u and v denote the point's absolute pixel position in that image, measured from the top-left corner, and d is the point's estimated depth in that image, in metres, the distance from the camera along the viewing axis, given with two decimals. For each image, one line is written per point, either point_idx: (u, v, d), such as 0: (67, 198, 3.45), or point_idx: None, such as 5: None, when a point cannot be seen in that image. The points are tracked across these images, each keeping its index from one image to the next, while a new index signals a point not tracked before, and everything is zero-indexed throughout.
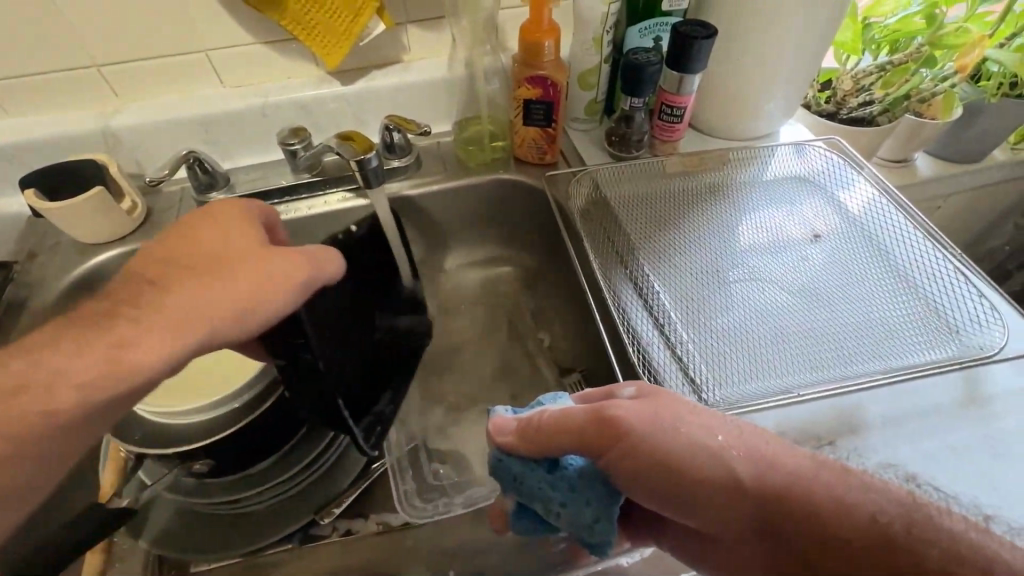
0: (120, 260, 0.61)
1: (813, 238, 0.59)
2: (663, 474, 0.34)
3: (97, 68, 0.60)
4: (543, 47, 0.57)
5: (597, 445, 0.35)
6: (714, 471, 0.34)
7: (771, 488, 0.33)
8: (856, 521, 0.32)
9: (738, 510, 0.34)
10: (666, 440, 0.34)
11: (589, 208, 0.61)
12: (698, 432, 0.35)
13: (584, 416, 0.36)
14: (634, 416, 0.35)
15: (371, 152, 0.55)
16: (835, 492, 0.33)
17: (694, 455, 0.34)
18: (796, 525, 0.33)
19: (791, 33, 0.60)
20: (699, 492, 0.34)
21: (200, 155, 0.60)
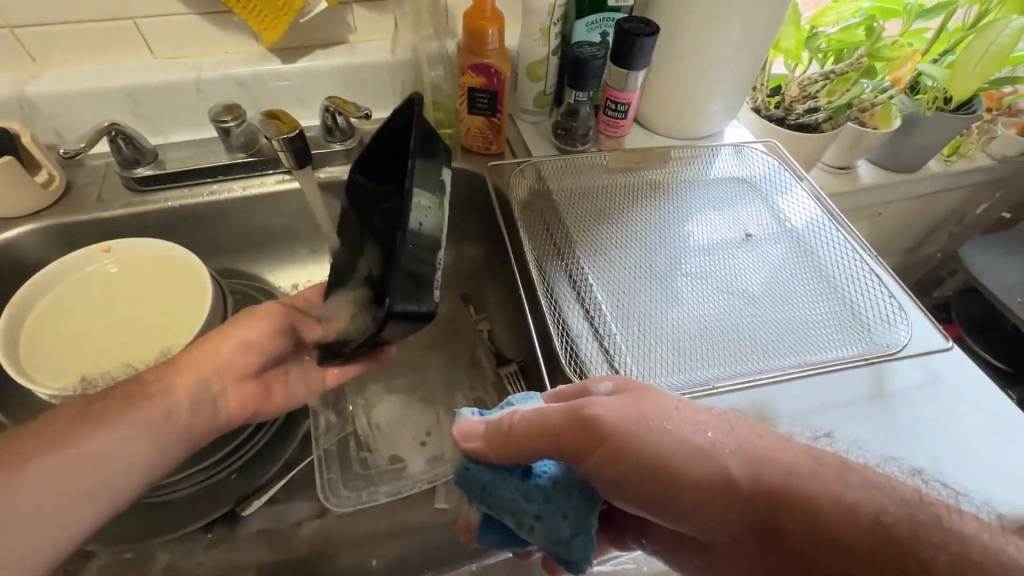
0: (36, 237, 0.57)
1: (745, 237, 0.61)
2: (644, 475, 0.32)
3: (10, 29, 0.56)
4: (487, 34, 0.56)
5: (580, 448, 0.33)
6: (702, 472, 0.32)
7: (765, 487, 0.31)
8: (859, 524, 0.29)
9: (734, 516, 0.31)
10: (650, 440, 0.33)
11: (531, 200, 0.61)
12: (684, 430, 0.33)
13: (567, 413, 0.34)
14: (612, 411, 0.34)
15: (297, 131, 0.51)
16: (833, 490, 0.30)
17: (679, 454, 0.32)
18: (794, 528, 0.30)
19: (733, 33, 0.61)
20: (689, 495, 0.32)
21: (124, 128, 0.57)
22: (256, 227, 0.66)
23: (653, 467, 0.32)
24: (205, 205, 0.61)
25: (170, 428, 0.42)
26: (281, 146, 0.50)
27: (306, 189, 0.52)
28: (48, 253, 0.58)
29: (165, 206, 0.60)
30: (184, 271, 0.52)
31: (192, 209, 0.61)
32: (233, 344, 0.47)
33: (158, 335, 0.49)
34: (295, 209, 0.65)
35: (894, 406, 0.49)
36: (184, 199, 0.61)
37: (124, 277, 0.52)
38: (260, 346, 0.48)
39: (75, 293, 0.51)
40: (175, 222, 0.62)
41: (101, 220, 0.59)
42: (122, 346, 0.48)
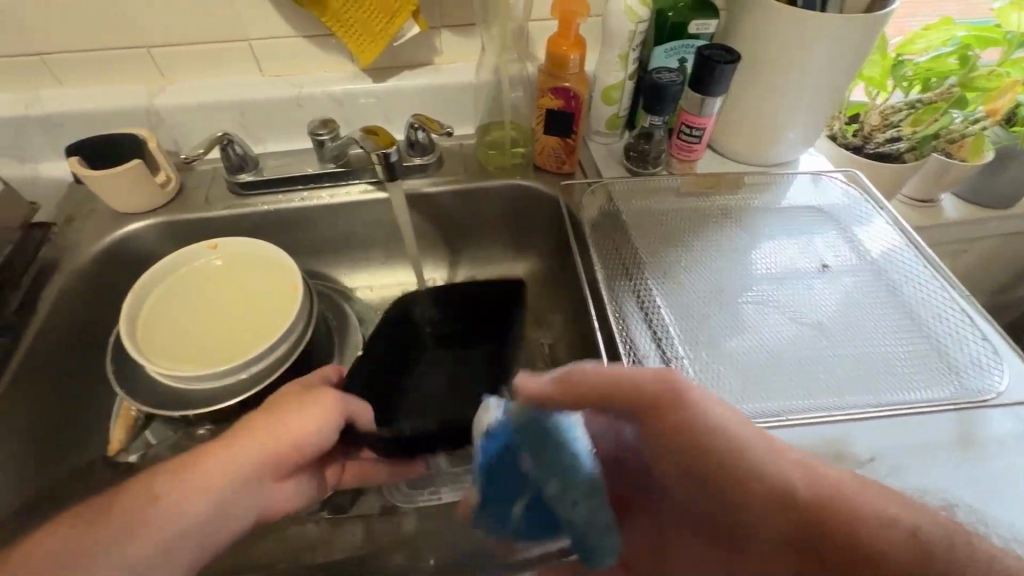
0: (150, 231, 0.64)
1: (822, 268, 0.60)
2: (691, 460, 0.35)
3: (147, 48, 0.64)
4: (569, 60, 0.58)
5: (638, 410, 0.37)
6: (748, 474, 0.34)
7: (823, 498, 0.33)
8: (893, 537, 0.32)
9: (783, 522, 0.34)
10: (723, 439, 0.34)
11: (601, 219, 0.63)
12: (752, 434, 0.35)
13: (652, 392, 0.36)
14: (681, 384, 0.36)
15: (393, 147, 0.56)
16: (878, 508, 0.33)
17: (743, 452, 0.34)
18: (839, 538, 0.32)
19: (817, 60, 0.60)
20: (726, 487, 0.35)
21: (234, 137, 0.63)
22: (337, 233, 0.70)
23: (698, 455, 0.35)
24: (296, 210, 0.67)
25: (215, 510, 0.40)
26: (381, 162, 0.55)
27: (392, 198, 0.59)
28: (159, 246, 0.65)
29: (262, 210, 0.66)
30: (281, 272, 0.56)
31: (284, 213, 0.67)
32: (289, 431, 0.43)
33: (251, 328, 0.53)
34: (373, 218, 0.70)
35: (986, 458, 0.45)
36: (278, 203, 0.66)
37: (228, 272, 0.57)
38: (308, 442, 0.44)
39: (183, 283, 0.56)
40: (270, 224, 0.67)
41: (205, 219, 0.65)
42: (221, 334, 0.53)
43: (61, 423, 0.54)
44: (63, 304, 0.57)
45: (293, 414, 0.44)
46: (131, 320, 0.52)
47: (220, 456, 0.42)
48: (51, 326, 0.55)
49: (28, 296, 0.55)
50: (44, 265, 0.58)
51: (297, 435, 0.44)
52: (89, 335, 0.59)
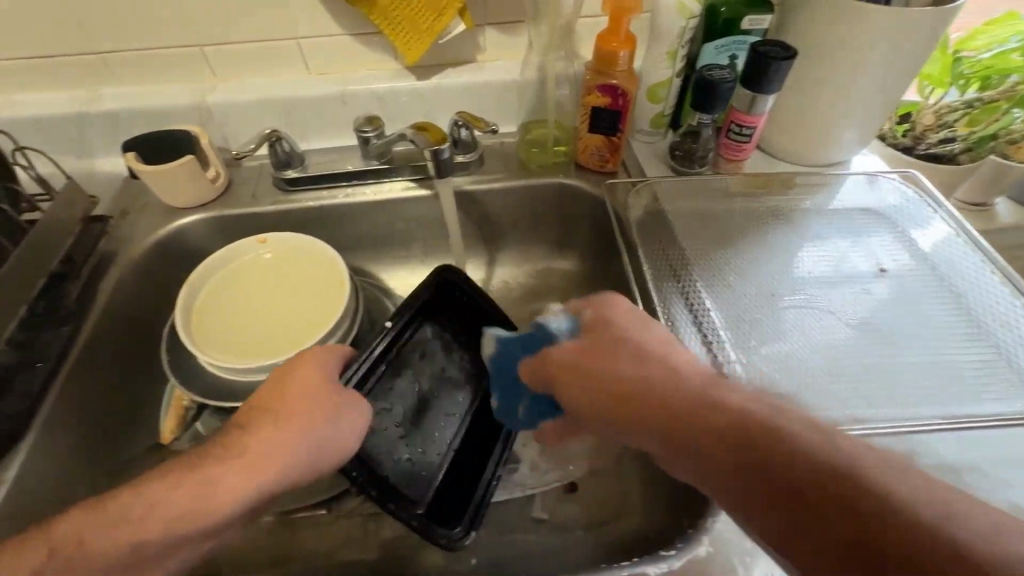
0: (201, 226, 0.65)
1: (878, 271, 0.57)
2: (630, 393, 0.36)
3: (201, 47, 0.65)
4: (619, 57, 0.57)
5: (551, 373, 0.43)
6: (622, 373, 0.38)
7: (676, 403, 0.34)
8: (727, 418, 0.31)
9: (653, 419, 0.35)
10: (598, 368, 0.39)
11: (646, 219, 0.62)
12: (622, 365, 0.38)
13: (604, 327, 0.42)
14: (610, 315, 0.43)
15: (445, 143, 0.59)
16: (725, 404, 0.32)
17: (618, 371, 0.38)
18: (690, 427, 0.33)
19: (878, 56, 0.57)
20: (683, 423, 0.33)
21: (282, 134, 0.64)
22: (378, 229, 0.71)
23: (634, 384, 0.37)
24: (340, 206, 0.67)
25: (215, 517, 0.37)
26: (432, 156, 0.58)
27: (441, 193, 0.62)
28: (210, 241, 0.66)
29: (307, 206, 0.67)
30: (327, 269, 0.56)
31: (328, 210, 0.68)
32: (307, 448, 0.41)
33: (298, 322, 0.53)
34: (415, 216, 0.70)
35: None
36: (322, 200, 0.67)
37: (277, 267, 0.57)
38: (323, 463, 0.41)
39: (234, 277, 0.57)
40: (314, 220, 0.68)
41: (253, 215, 0.66)
42: (267, 327, 0.53)
43: (118, 410, 0.56)
44: (119, 296, 0.58)
45: (309, 429, 0.41)
46: (185, 314, 0.53)
47: (224, 470, 0.39)
48: (108, 317, 0.56)
49: (87, 287, 0.57)
50: (101, 257, 0.59)
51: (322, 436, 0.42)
52: (143, 327, 0.61)
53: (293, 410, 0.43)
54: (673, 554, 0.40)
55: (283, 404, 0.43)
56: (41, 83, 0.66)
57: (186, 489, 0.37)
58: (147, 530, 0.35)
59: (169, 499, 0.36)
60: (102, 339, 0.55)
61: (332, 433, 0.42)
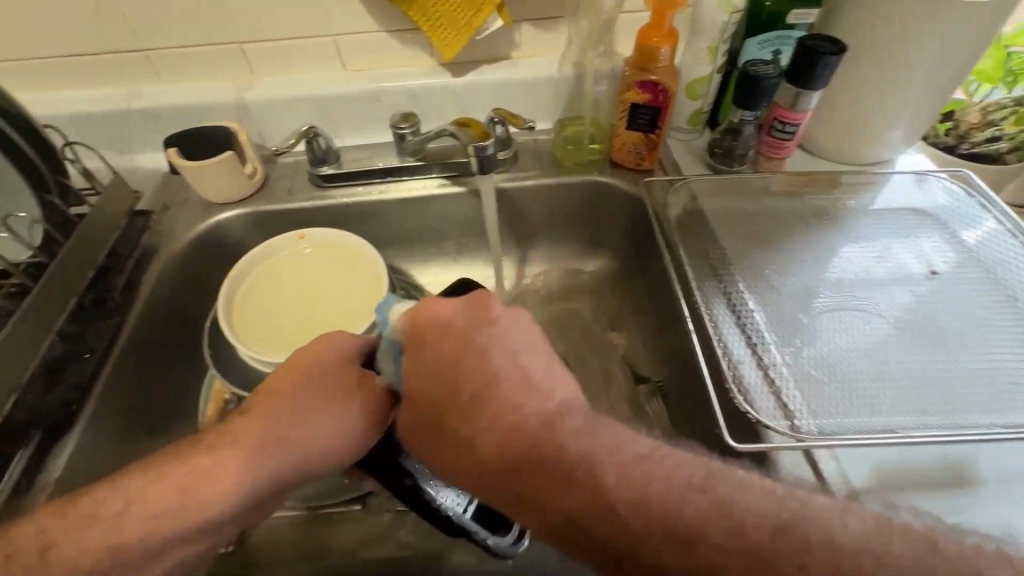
0: (239, 221, 0.66)
1: (930, 273, 0.55)
2: (489, 473, 0.35)
3: (240, 45, 0.66)
4: (660, 53, 0.56)
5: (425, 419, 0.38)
6: (491, 462, 0.35)
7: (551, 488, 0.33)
8: (622, 500, 0.31)
9: (538, 510, 0.33)
10: (466, 449, 0.36)
11: (685, 218, 0.61)
12: (461, 443, 0.36)
13: (431, 354, 0.38)
14: (413, 338, 0.38)
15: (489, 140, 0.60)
16: (615, 483, 0.32)
17: (475, 451, 0.35)
18: (585, 514, 0.32)
19: (933, 51, 0.55)
20: (517, 496, 0.34)
21: (319, 131, 0.64)
22: (411, 226, 0.70)
23: (467, 460, 0.36)
24: (375, 202, 0.67)
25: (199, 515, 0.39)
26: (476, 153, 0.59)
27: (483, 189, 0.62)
28: (247, 236, 0.67)
29: (342, 202, 0.67)
30: (365, 265, 0.57)
31: (362, 206, 0.68)
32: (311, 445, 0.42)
33: (336, 317, 0.53)
34: (448, 213, 0.70)
35: None
36: (357, 196, 0.67)
37: (315, 263, 0.58)
38: (330, 462, 0.43)
39: (273, 272, 0.57)
40: (348, 217, 0.69)
41: (289, 210, 0.66)
42: (307, 322, 0.53)
43: (159, 402, 0.57)
44: (161, 289, 0.59)
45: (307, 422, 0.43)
46: (226, 307, 0.54)
47: (217, 461, 0.41)
48: (150, 309, 0.57)
49: (130, 279, 0.58)
50: (144, 251, 0.61)
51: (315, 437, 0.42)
52: (182, 320, 0.62)
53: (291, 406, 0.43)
54: None
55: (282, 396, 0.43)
56: (86, 79, 0.68)
57: (175, 479, 0.40)
58: (126, 528, 0.38)
59: (150, 496, 0.39)
60: (145, 332, 0.56)
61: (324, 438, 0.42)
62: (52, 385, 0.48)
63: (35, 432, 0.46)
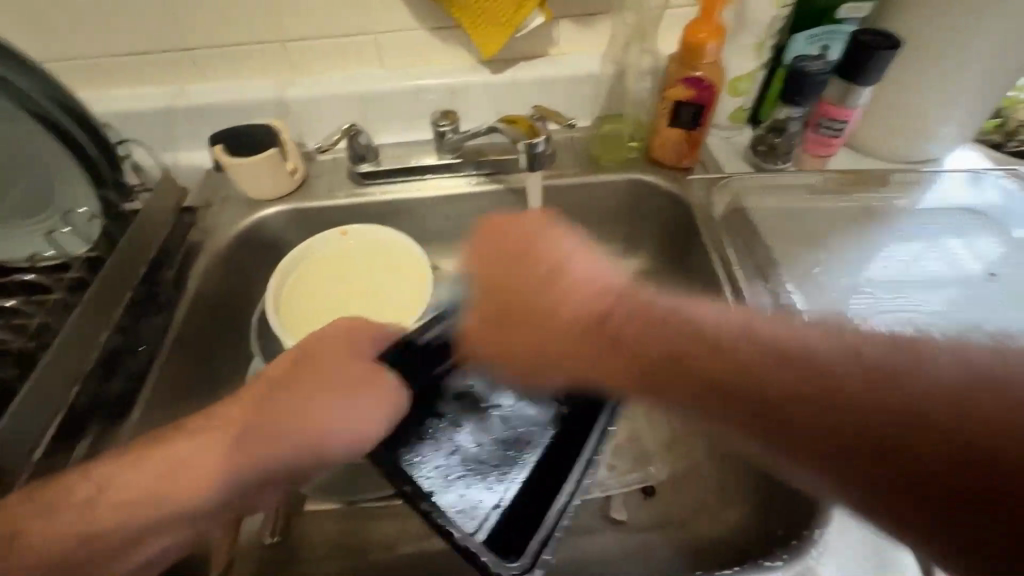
0: (280, 219, 0.67)
1: (986, 273, 0.54)
2: (571, 334, 0.38)
3: (283, 43, 0.67)
4: (706, 48, 0.56)
5: (502, 312, 0.41)
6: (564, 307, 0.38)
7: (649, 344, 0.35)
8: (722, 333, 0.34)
9: (629, 366, 0.35)
10: (558, 311, 0.39)
11: (728, 217, 0.60)
12: (567, 299, 0.39)
13: (498, 259, 0.42)
14: (493, 242, 0.43)
15: (540, 137, 0.60)
16: (717, 323, 0.34)
17: (565, 302, 0.39)
18: (693, 363, 0.33)
19: (993, 46, 0.53)
20: (631, 371, 0.35)
21: (360, 129, 0.65)
22: (447, 222, 0.71)
23: (555, 326, 0.38)
24: (413, 199, 0.68)
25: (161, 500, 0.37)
26: (528, 150, 0.60)
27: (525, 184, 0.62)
28: (287, 232, 0.68)
29: (380, 199, 0.67)
30: (407, 263, 0.57)
31: (400, 203, 0.68)
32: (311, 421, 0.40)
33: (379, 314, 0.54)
34: (484, 210, 0.70)
35: None
36: (396, 194, 0.68)
37: (361, 260, 0.58)
38: (330, 446, 0.39)
39: (316, 268, 0.58)
40: (386, 213, 0.69)
41: (329, 208, 0.67)
42: (335, 318, 0.53)
43: (205, 394, 0.58)
44: (206, 284, 0.60)
45: (298, 412, 0.40)
46: (273, 303, 0.54)
47: (196, 449, 0.39)
48: (197, 304, 0.58)
49: (178, 274, 0.59)
50: (190, 247, 0.62)
51: (312, 427, 0.40)
52: (225, 314, 0.63)
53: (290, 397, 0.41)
54: (780, 565, 0.39)
55: (275, 386, 0.42)
56: (133, 78, 0.69)
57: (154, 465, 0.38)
58: (97, 516, 0.36)
59: (132, 476, 0.38)
60: (191, 326, 0.57)
61: (320, 427, 0.39)
62: (109, 376, 0.50)
63: (91, 422, 0.48)
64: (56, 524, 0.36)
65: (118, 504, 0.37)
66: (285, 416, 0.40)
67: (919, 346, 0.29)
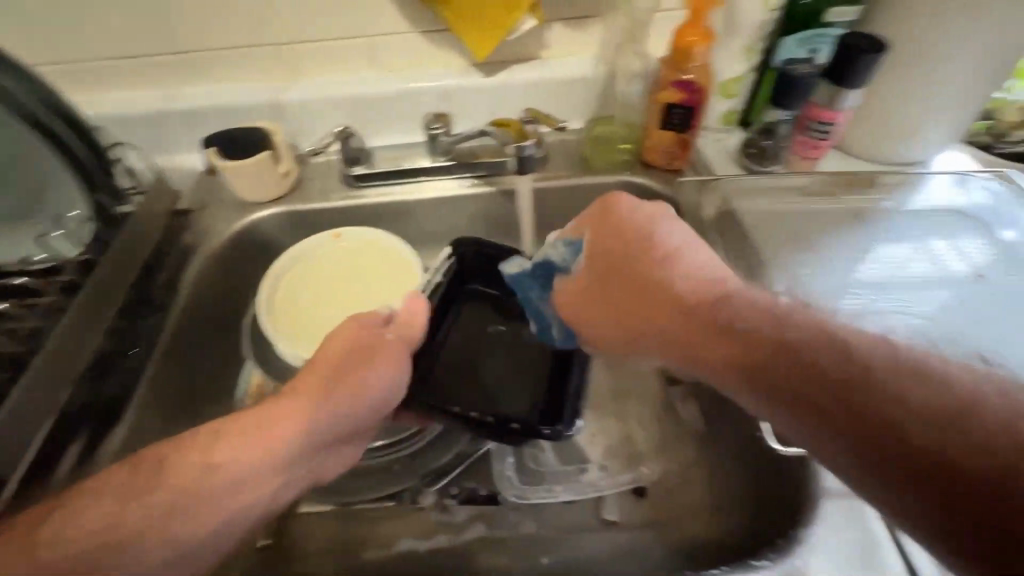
0: (274, 222, 0.67)
1: (973, 274, 0.54)
2: (663, 303, 0.38)
3: (276, 46, 0.67)
4: (695, 52, 0.56)
5: (604, 269, 0.42)
6: (659, 271, 0.39)
7: (712, 316, 0.35)
8: (788, 322, 0.33)
9: (679, 329, 0.37)
10: (648, 279, 0.39)
11: (719, 220, 0.60)
12: (673, 273, 0.39)
13: (608, 234, 0.42)
14: (591, 220, 0.44)
15: (530, 140, 0.61)
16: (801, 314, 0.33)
17: (660, 275, 0.39)
18: (737, 334, 0.34)
19: (977, 51, 0.54)
20: (698, 335, 0.36)
21: (353, 131, 0.65)
22: (441, 225, 0.71)
23: (657, 295, 0.38)
24: (407, 202, 0.68)
25: (154, 500, 0.35)
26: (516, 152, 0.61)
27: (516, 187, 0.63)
28: (280, 235, 0.68)
29: (374, 201, 0.67)
30: (399, 265, 0.58)
31: (394, 205, 0.68)
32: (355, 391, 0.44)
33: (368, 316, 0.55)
34: (477, 212, 0.70)
35: None
36: (389, 196, 0.68)
37: (353, 262, 0.59)
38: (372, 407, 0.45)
39: (310, 270, 0.58)
40: (380, 216, 0.69)
41: (323, 210, 0.67)
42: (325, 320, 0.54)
43: (199, 396, 0.58)
44: (200, 287, 0.60)
45: (347, 391, 0.44)
46: (266, 304, 0.55)
47: (198, 449, 0.38)
48: (191, 307, 0.59)
49: (172, 278, 0.59)
50: (183, 250, 0.62)
51: (366, 393, 0.45)
52: (219, 319, 0.63)
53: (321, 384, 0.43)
54: (767, 564, 0.40)
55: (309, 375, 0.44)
56: (127, 81, 0.69)
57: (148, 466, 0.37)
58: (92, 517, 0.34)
59: (124, 481, 0.36)
60: (185, 330, 0.57)
61: (372, 396, 0.45)
62: (102, 378, 0.50)
63: (84, 425, 0.48)
64: (41, 525, 0.33)
65: (103, 511, 0.34)
66: (332, 396, 0.43)
67: (970, 390, 0.27)
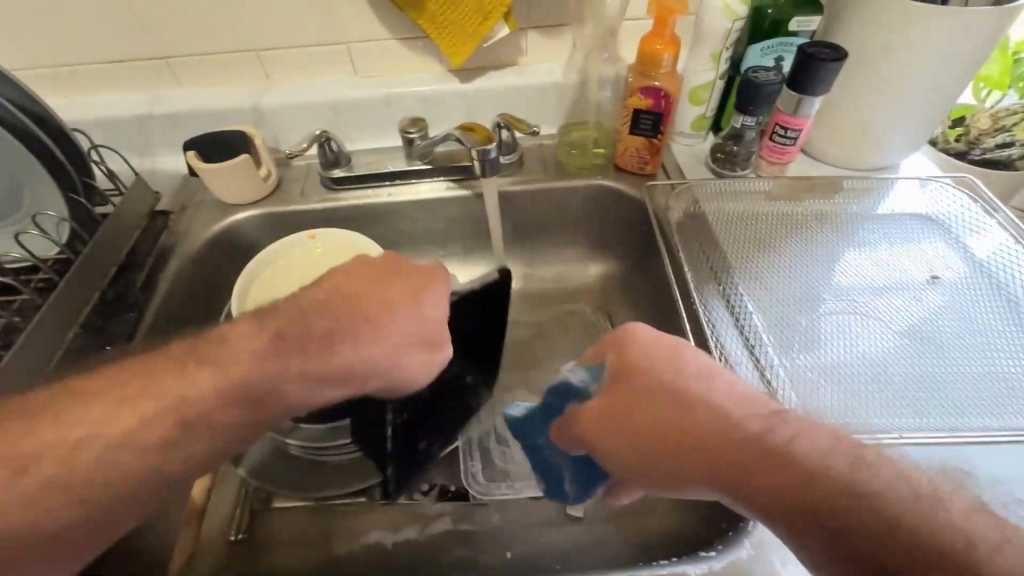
0: (253, 223, 0.68)
1: (931, 278, 0.56)
2: (687, 433, 0.35)
3: (257, 52, 0.69)
4: (662, 59, 0.58)
5: (632, 393, 0.39)
6: (692, 395, 0.36)
7: (742, 448, 0.32)
8: (825, 456, 0.30)
9: (709, 460, 0.33)
10: (679, 401, 0.36)
11: (686, 222, 0.62)
12: (702, 395, 0.36)
13: (642, 358, 0.40)
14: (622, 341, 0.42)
15: (491, 143, 0.63)
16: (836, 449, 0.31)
17: (694, 400, 0.36)
18: (769, 469, 0.31)
19: (933, 60, 0.56)
20: (723, 469, 0.33)
21: (331, 135, 0.66)
22: (419, 227, 0.72)
23: (685, 417, 0.35)
24: (384, 204, 0.69)
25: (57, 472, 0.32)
26: (477, 156, 0.62)
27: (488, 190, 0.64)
28: (259, 236, 0.69)
29: (352, 203, 0.69)
30: None
31: (371, 208, 0.70)
32: (382, 368, 0.42)
33: None
34: (454, 214, 0.71)
35: None
36: (367, 198, 0.69)
37: (326, 261, 0.60)
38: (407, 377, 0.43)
39: (284, 268, 0.60)
40: (358, 217, 0.70)
41: (301, 212, 0.68)
42: None
43: None
44: (178, 286, 0.61)
45: (389, 353, 0.42)
46: (239, 303, 0.56)
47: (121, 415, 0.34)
48: (168, 306, 0.60)
49: (149, 276, 0.60)
50: (161, 250, 0.63)
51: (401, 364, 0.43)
52: (197, 319, 0.64)
53: (371, 331, 0.42)
54: (714, 555, 0.41)
55: (355, 313, 0.42)
56: (111, 86, 0.71)
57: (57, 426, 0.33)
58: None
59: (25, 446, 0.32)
60: (162, 327, 0.58)
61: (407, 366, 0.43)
62: None
63: None
64: None
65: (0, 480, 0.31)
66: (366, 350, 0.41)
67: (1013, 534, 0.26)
